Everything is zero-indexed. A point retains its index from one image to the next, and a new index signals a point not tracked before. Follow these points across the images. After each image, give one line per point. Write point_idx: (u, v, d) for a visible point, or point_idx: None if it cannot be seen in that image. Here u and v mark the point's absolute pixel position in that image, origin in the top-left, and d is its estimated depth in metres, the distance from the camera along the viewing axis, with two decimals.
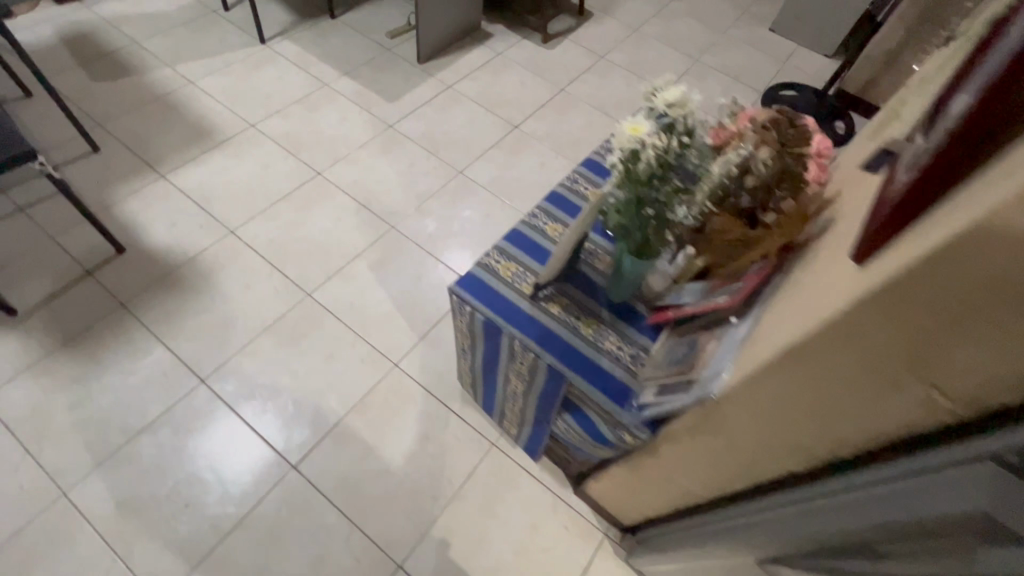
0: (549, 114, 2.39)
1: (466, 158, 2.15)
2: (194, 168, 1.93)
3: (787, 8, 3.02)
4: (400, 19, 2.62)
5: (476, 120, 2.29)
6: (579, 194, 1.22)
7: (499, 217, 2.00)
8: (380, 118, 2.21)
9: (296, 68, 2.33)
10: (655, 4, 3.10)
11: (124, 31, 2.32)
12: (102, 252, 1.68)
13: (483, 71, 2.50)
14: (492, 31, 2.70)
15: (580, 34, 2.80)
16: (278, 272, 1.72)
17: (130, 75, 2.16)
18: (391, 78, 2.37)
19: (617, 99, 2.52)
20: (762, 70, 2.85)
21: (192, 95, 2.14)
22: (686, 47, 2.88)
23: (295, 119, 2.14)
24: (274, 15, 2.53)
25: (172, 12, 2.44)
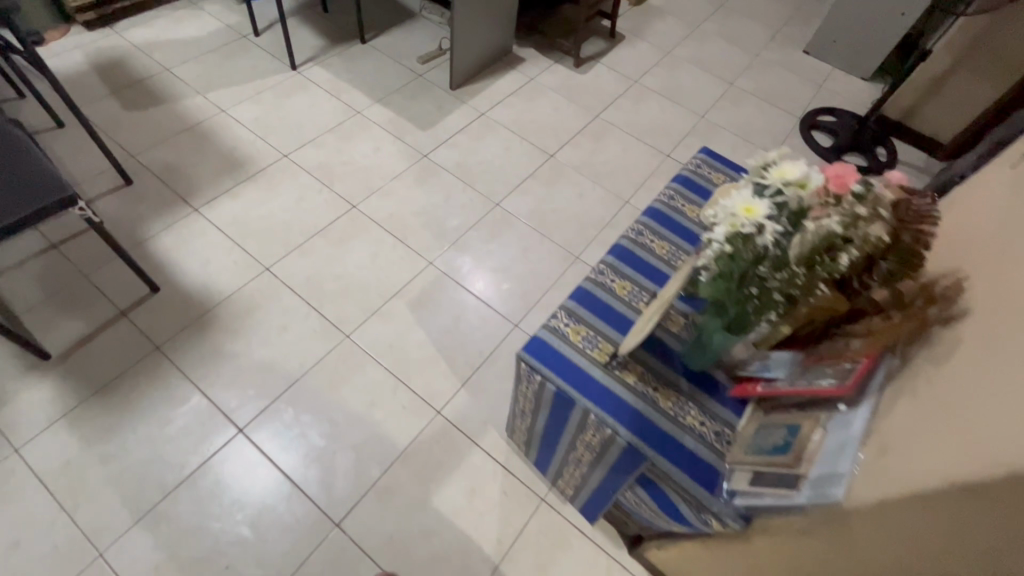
0: (585, 142, 2.33)
1: (503, 189, 2.10)
2: (227, 201, 1.88)
3: (822, 31, 2.96)
4: (431, 44, 2.59)
5: (511, 148, 2.24)
6: (645, 247, 1.15)
7: (539, 251, 1.94)
8: (414, 147, 2.17)
9: (328, 95, 2.29)
10: (687, 26, 3.05)
11: (155, 57, 2.30)
12: (136, 291, 1.63)
13: (516, 97, 2.45)
14: (524, 55, 2.66)
15: (613, 58, 2.75)
16: (315, 312, 1.67)
17: (162, 104, 2.13)
18: (424, 105, 2.33)
19: (654, 126, 2.46)
20: (799, 95, 2.79)
21: (224, 124, 2.11)
22: (721, 70, 2.82)
23: (328, 149, 2.09)
24: (305, 40, 2.50)
25: (202, 37, 2.42)
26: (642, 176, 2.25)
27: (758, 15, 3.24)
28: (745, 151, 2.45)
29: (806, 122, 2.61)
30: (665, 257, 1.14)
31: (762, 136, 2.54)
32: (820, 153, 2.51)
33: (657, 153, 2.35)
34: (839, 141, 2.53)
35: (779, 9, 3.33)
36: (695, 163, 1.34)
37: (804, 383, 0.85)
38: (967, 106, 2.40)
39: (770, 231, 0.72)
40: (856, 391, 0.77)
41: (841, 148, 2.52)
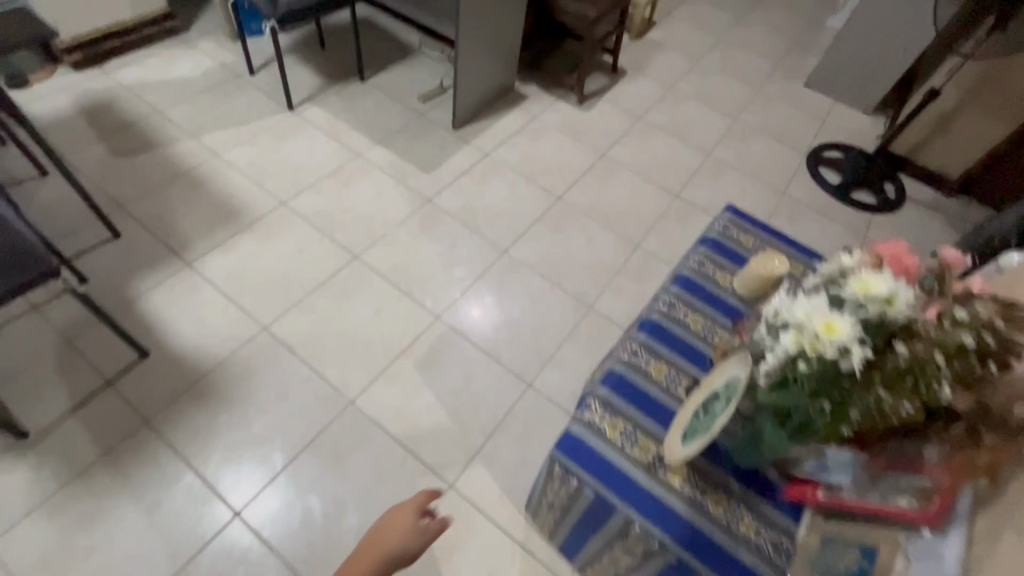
0: (592, 183, 2.27)
1: (510, 235, 2.02)
2: (222, 254, 1.78)
3: (823, 65, 2.94)
4: (431, 82, 2.53)
5: (517, 191, 2.17)
6: (679, 323, 1.08)
7: (550, 301, 1.85)
8: (417, 192, 2.09)
9: (327, 137, 2.21)
10: (688, 60, 3.03)
11: (145, 99, 2.21)
12: (123, 357, 1.52)
13: (520, 136, 2.39)
14: (527, 92, 2.61)
15: (616, 94, 2.71)
16: (318, 375, 1.57)
17: (153, 150, 2.04)
18: (426, 147, 2.26)
19: (661, 165, 2.41)
20: (803, 129, 2.76)
21: (218, 170, 2.02)
22: (725, 105, 2.79)
23: (327, 195, 2.01)
24: (301, 78, 2.43)
25: (196, 77, 2.34)
26: (651, 218, 2.18)
27: (757, 48, 3.24)
28: (755, 190, 2.40)
29: (813, 158, 2.58)
30: (701, 334, 1.07)
31: (770, 174, 2.49)
32: (828, 190, 2.47)
33: (666, 194, 2.29)
34: (847, 178, 2.49)
35: (777, 42, 3.33)
36: (723, 223, 1.27)
37: (875, 497, 0.78)
38: (975, 143, 2.38)
39: (857, 355, 0.64)
40: (938, 517, 0.71)
41: (849, 185, 2.48)
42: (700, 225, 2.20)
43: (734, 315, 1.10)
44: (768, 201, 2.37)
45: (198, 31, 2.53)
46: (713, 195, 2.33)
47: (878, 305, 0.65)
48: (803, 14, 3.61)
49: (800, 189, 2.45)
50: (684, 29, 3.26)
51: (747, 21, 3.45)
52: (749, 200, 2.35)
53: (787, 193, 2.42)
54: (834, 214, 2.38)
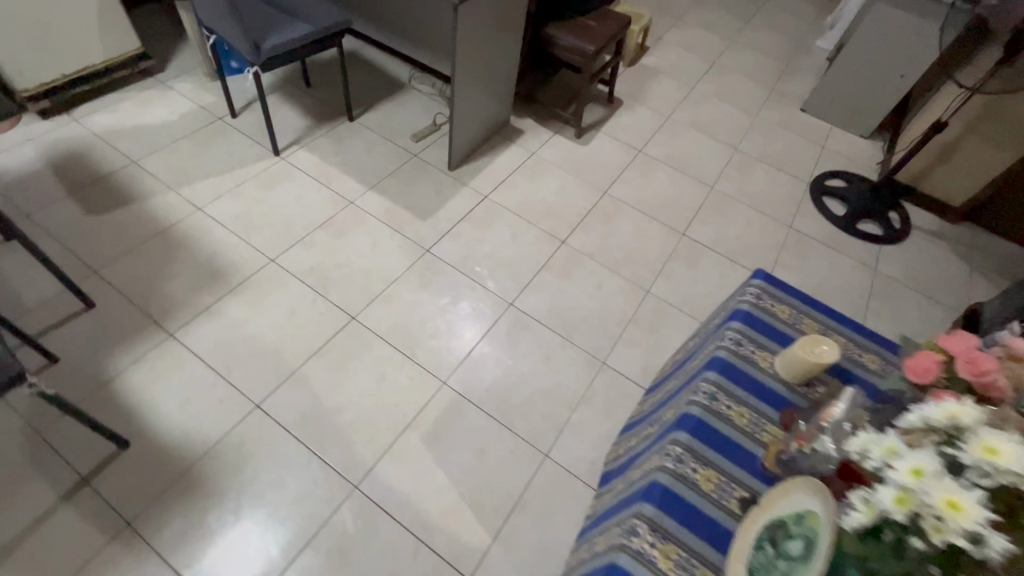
0: (596, 224, 2.18)
1: (515, 286, 1.92)
2: (207, 322, 1.65)
3: (820, 90, 2.90)
4: (424, 119, 2.43)
5: (520, 236, 2.07)
6: (723, 417, 0.99)
7: (561, 359, 1.75)
8: (415, 241, 1.98)
9: (316, 184, 2.09)
10: (683, 86, 2.98)
11: (119, 148, 2.07)
12: (101, 449, 1.38)
13: (519, 175, 2.30)
14: (523, 126, 2.52)
15: (614, 126, 2.64)
16: (317, 458, 1.44)
17: (129, 205, 1.90)
18: (421, 191, 2.15)
19: (665, 201, 2.33)
20: (803, 157, 2.72)
21: (201, 226, 1.89)
22: (723, 134, 2.73)
23: (319, 249, 1.89)
24: (286, 119, 2.30)
25: (173, 122, 2.21)
26: (660, 260, 2.10)
27: (751, 72, 3.20)
28: (762, 225, 2.33)
29: (816, 189, 2.53)
30: (748, 431, 0.97)
31: (776, 206, 2.43)
32: (834, 222, 2.42)
33: (672, 232, 2.21)
34: (852, 209, 2.44)
35: (770, 65, 3.30)
36: (756, 294, 1.18)
37: None
38: (980, 172, 2.34)
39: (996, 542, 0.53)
40: None
41: (855, 216, 2.43)
42: (710, 265, 2.13)
43: (781, 404, 1.01)
44: (776, 236, 2.30)
45: (175, 70, 2.39)
46: (720, 232, 2.26)
47: (1012, 474, 0.55)
48: (793, 35, 3.59)
49: (806, 222, 2.40)
50: (677, 53, 3.21)
51: (738, 44, 3.41)
52: (758, 236, 2.28)
53: (794, 226, 2.36)
54: (843, 248, 2.33)
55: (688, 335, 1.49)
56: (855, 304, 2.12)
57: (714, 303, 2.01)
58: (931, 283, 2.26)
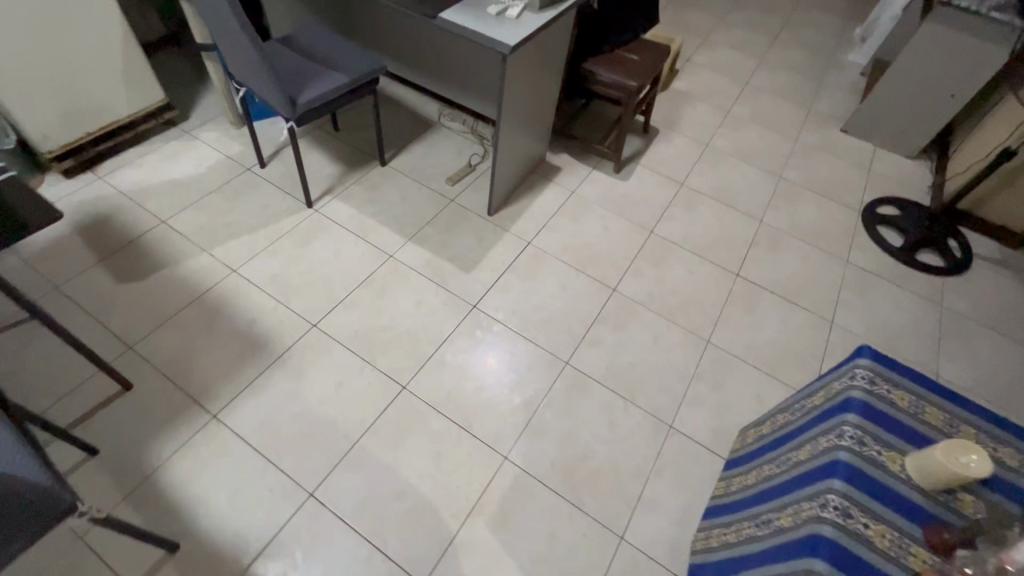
0: (646, 267, 2.07)
1: (570, 343, 1.81)
2: (252, 400, 1.56)
3: (863, 110, 2.78)
4: (457, 160, 2.34)
5: (568, 285, 1.97)
6: (862, 539, 0.88)
7: (627, 424, 1.64)
8: (461, 297, 1.88)
9: (353, 237, 2.00)
10: (718, 111, 2.87)
11: (148, 207, 1.99)
12: (149, 553, 1.28)
13: (561, 217, 2.20)
14: (559, 163, 2.42)
15: (652, 158, 2.53)
16: (379, 553, 1.34)
17: (162, 270, 1.81)
18: (463, 239, 2.05)
19: (714, 238, 2.23)
20: (851, 183, 2.60)
21: (238, 290, 1.80)
22: (766, 162, 2.62)
23: (362, 311, 1.79)
24: (317, 167, 2.21)
25: (201, 175, 2.12)
26: (716, 305, 1.99)
27: (785, 92, 3.09)
28: (818, 260, 2.22)
29: (870, 217, 2.41)
30: (892, 554, 0.86)
31: (829, 239, 2.31)
32: (894, 255, 2.29)
33: (726, 273, 2.10)
34: (912, 239, 2.31)
35: (804, 83, 3.19)
36: (869, 377, 1.07)
37: None
38: None
39: None
40: None
41: (913, 246, 2.31)
42: (769, 309, 2.01)
43: (922, 517, 0.90)
44: (834, 272, 2.18)
45: (199, 119, 2.31)
46: (776, 271, 2.15)
47: None
48: (824, 51, 3.49)
49: (863, 255, 2.28)
50: (708, 76, 3.11)
51: (768, 63, 3.31)
52: (815, 274, 2.16)
53: (851, 261, 2.24)
54: (904, 281, 2.20)
55: (774, 405, 1.39)
56: (926, 345, 2.00)
57: (779, 351, 1.90)
58: (1001, 317, 2.13)
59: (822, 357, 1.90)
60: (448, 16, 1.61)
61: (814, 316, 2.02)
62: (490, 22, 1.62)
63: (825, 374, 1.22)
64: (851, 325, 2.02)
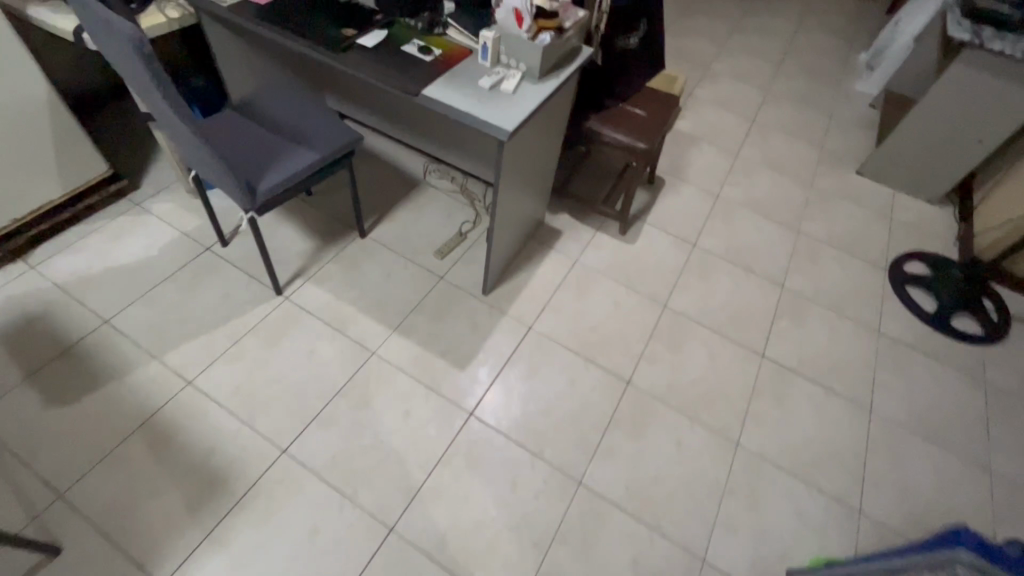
0: (661, 351, 1.85)
1: (582, 455, 1.58)
2: (210, 559, 1.30)
3: (881, 153, 2.58)
4: (446, 228, 2.10)
5: (576, 380, 1.74)
6: None
7: (652, 560, 1.42)
8: (455, 403, 1.64)
9: (329, 331, 1.75)
10: (726, 155, 2.66)
11: (87, 303, 1.71)
12: None
13: (564, 293, 1.96)
14: (559, 225, 2.19)
15: (659, 214, 2.31)
16: None
17: (101, 387, 1.54)
18: (456, 327, 1.81)
19: (734, 311, 2.01)
20: (874, 234, 2.40)
21: (193, 408, 1.53)
22: (782, 214, 2.42)
23: (341, 427, 1.54)
24: (287, 243, 1.95)
25: (152, 258, 1.85)
26: (743, 396, 1.77)
27: (795, 131, 2.89)
28: (847, 333, 2.01)
29: (898, 276, 2.21)
30: None
31: (858, 305, 2.11)
32: (929, 322, 2.07)
33: (749, 354, 1.89)
34: (946, 303, 2.11)
35: (813, 119, 3.00)
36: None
37: None
38: None
39: None
40: None
41: (948, 311, 2.10)
42: (800, 397, 1.80)
43: None
44: (867, 346, 1.97)
45: (151, 188, 2.03)
46: (804, 348, 1.94)
47: None
48: (830, 80, 3.29)
49: (895, 322, 2.07)
50: (712, 113, 2.90)
51: (774, 96, 3.10)
52: (846, 349, 1.96)
53: (882, 330, 2.04)
54: (943, 353, 1.99)
55: (859, 568, 1.16)
56: (975, 433, 1.79)
57: (817, 451, 1.68)
58: None
59: (863, 456, 1.69)
60: (432, 93, 1.36)
61: (851, 404, 1.80)
62: (482, 98, 1.38)
63: (916, 551, 1.01)
64: (892, 412, 1.81)
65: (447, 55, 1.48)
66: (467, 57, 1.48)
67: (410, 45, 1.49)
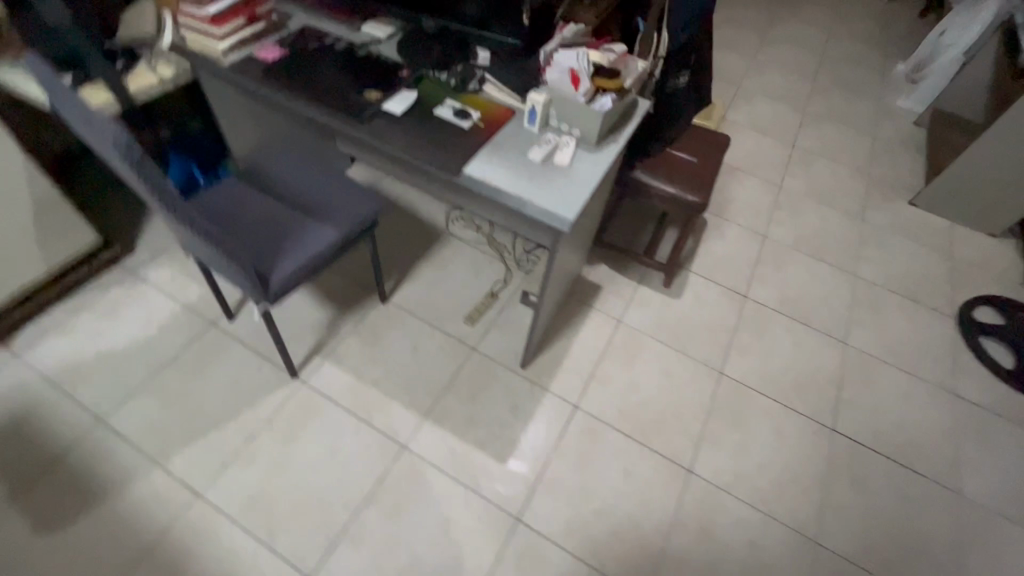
0: (722, 430, 1.66)
1: (645, 567, 1.40)
2: None
3: (938, 184, 2.38)
4: (475, 287, 1.89)
5: (632, 471, 1.55)
6: None
7: None
8: (500, 506, 1.45)
9: (353, 422, 1.55)
10: (769, 188, 2.46)
11: (79, 397, 1.51)
12: None
13: (610, 362, 1.77)
14: (597, 279, 1.99)
15: (704, 261, 2.12)
16: None
17: (99, 505, 1.35)
18: (493, 411, 1.62)
19: (797, 376, 1.82)
20: (936, 276, 2.20)
21: (204, 530, 1.34)
22: (835, 255, 2.22)
23: (374, 546, 1.36)
24: (301, 314, 1.75)
25: (151, 338, 1.65)
26: (816, 482, 1.59)
27: (838, 156, 2.69)
28: (922, 398, 1.82)
29: (970, 326, 2.01)
30: None
31: (929, 363, 1.92)
32: (1010, 381, 1.88)
33: (819, 429, 1.70)
34: None
35: (857, 141, 2.79)
36: None
37: None
38: None
39: None
40: None
41: None
42: (879, 481, 1.62)
43: None
44: (945, 414, 1.79)
45: (147, 252, 1.83)
46: (877, 419, 1.75)
47: None
48: (869, 96, 3.08)
49: (972, 383, 1.88)
50: (750, 138, 2.70)
51: (812, 116, 2.89)
52: (921, 418, 1.77)
53: (958, 393, 1.85)
54: None
55: None
56: None
57: (903, 548, 1.50)
58: None
59: (955, 552, 1.51)
60: (475, 172, 1.15)
61: (936, 487, 1.62)
62: (535, 174, 1.17)
63: None
64: (981, 495, 1.62)
65: (487, 118, 1.27)
66: (511, 119, 1.27)
67: (445, 107, 1.27)
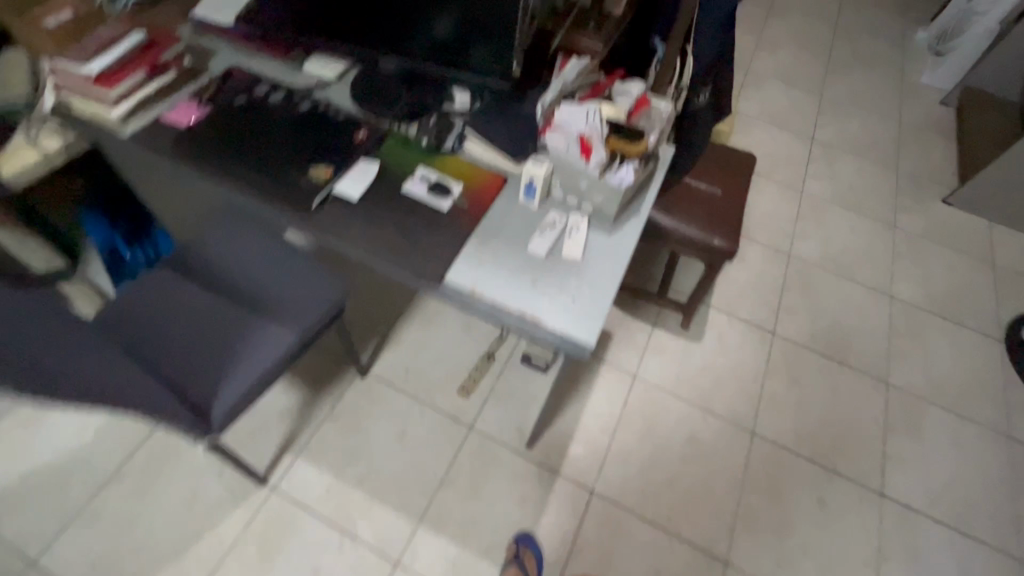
0: (759, 507, 1.46)
1: None
2: None
3: (978, 182, 2.13)
4: (467, 348, 1.64)
5: (662, 570, 1.36)
6: None
7: None
8: None
9: (336, 537, 1.33)
10: (789, 194, 2.19)
11: (5, 535, 1.27)
12: None
13: (627, 432, 1.55)
14: (606, 326, 1.74)
15: (725, 293, 1.87)
16: None
17: None
18: (499, 507, 1.40)
19: (836, 430, 1.61)
20: (979, 290, 1.98)
21: None
22: (868, 273, 1.98)
23: None
24: (266, 399, 1.50)
25: (87, 447, 1.38)
26: (867, 564, 1.41)
27: (862, 148, 2.41)
28: (975, 446, 1.62)
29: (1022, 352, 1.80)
30: None
31: (980, 400, 1.71)
32: None
33: (866, 497, 1.50)
34: None
35: (881, 129, 2.50)
36: None
37: None
38: None
39: None
40: None
41: None
42: (937, 555, 1.44)
43: None
44: (1002, 463, 1.60)
45: None
46: (929, 477, 1.55)
47: None
48: (890, 72, 2.77)
49: None
50: (764, 134, 2.41)
51: (830, 102, 2.59)
52: (977, 472, 1.57)
53: (1016, 435, 1.65)
54: None
55: None
56: None
57: None
58: None
59: None
60: (461, 278, 0.89)
61: (999, 557, 1.44)
62: (538, 273, 0.90)
63: None
64: None
65: (472, 192, 0.99)
66: (503, 190, 1.00)
67: (416, 180, 0.99)
